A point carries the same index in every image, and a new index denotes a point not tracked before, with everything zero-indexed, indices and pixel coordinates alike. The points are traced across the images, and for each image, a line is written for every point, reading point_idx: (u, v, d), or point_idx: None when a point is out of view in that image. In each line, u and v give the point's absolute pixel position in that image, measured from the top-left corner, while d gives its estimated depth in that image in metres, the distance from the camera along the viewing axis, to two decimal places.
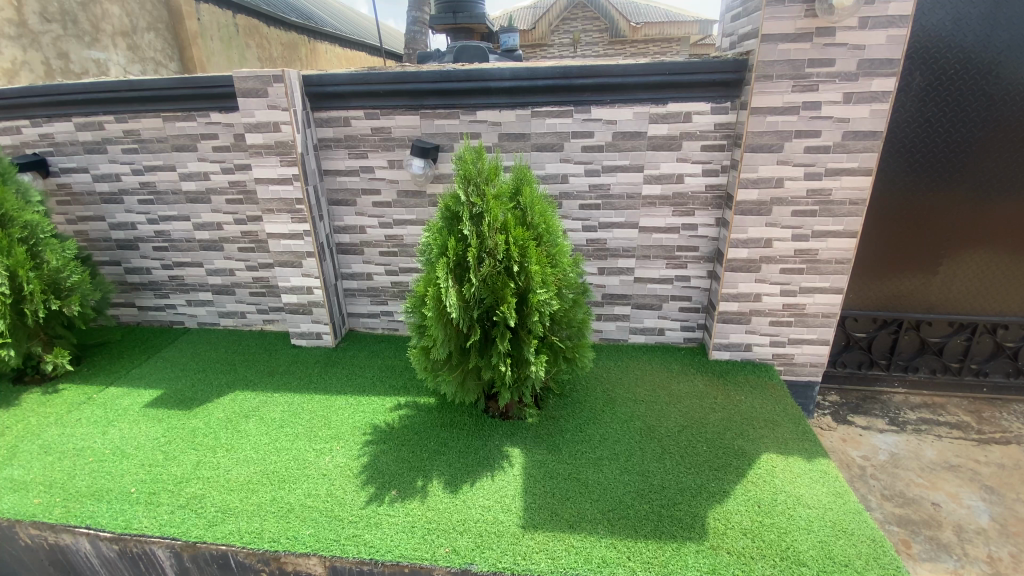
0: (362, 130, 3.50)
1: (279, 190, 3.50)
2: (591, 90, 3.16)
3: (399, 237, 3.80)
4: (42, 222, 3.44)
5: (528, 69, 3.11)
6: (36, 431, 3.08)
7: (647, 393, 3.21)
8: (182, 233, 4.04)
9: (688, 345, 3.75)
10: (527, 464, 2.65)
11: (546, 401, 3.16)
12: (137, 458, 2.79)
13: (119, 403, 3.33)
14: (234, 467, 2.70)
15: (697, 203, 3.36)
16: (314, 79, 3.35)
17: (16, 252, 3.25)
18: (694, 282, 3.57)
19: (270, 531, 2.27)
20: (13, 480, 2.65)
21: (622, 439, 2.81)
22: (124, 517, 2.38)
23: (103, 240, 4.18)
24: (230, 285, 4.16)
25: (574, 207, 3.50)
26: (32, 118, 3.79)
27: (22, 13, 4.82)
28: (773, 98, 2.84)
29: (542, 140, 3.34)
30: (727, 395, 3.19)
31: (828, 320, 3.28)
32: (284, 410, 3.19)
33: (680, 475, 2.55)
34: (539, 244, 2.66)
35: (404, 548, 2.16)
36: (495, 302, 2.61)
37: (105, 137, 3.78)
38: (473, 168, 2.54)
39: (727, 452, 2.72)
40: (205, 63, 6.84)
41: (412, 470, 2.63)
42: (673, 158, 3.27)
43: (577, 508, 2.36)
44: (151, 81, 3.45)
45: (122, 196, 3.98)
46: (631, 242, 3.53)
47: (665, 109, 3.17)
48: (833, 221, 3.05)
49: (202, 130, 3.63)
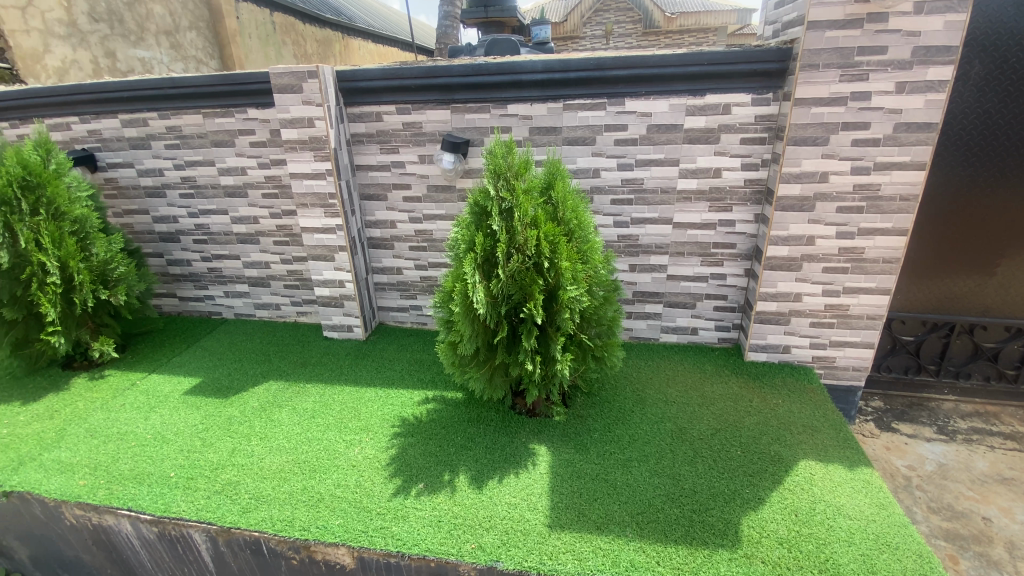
0: (393, 125, 3.52)
1: (312, 184, 3.55)
2: (624, 82, 3.08)
3: (428, 232, 3.81)
4: (91, 216, 3.59)
5: (560, 62, 3.03)
6: (83, 415, 3.23)
7: (678, 394, 3.13)
8: (220, 226, 4.16)
9: (723, 346, 3.63)
10: (554, 463, 2.61)
11: (574, 399, 3.11)
12: (177, 444, 2.89)
13: (161, 389, 3.47)
14: (266, 456, 2.76)
15: (735, 198, 3.24)
16: (347, 75, 3.38)
17: (66, 245, 3.41)
18: (730, 281, 3.45)
19: (301, 520, 2.32)
20: (61, 461, 2.78)
21: (652, 441, 2.74)
22: (163, 501, 2.47)
23: (148, 233, 4.35)
24: (265, 277, 4.26)
25: (606, 202, 3.43)
26: (81, 115, 3.95)
27: (72, 13, 5.01)
28: (819, 88, 2.70)
29: (573, 134, 3.28)
30: (763, 398, 3.08)
31: (873, 322, 3.12)
32: (315, 400, 3.25)
33: (712, 480, 2.47)
34: (570, 240, 2.61)
35: (430, 542, 2.16)
36: (523, 298, 2.58)
37: (149, 133, 3.92)
38: (503, 162, 2.51)
39: (762, 457, 2.62)
40: (244, 60, 7.04)
41: (439, 464, 2.64)
42: (710, 151, 3.16)
43: (605, 509, 2.31)
44: (191, 79, 3.55)
45: (164, 190, 4.12)
46: (664, 239, 3.44)
47: (702, 101, 3.06)
48: (882, 218, 2.89)
49: (240, 126, 3.72)
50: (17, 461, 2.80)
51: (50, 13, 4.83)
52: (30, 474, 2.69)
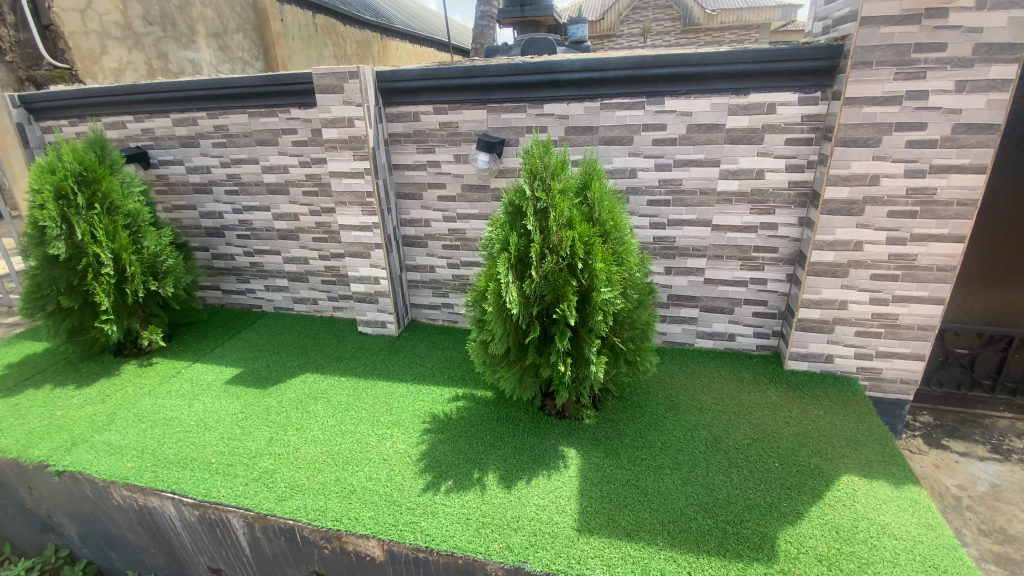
0: (430, 125, 3.56)
1: (350, 183, 3.63)
2: (664, 81, 3.02)
3: (462, 231, 3.83)
4: (143, 211, 3.77)
5: (599, 61, 3.00)
6: (132, 400, 3.39)
7: (713, 402, 3.05)
8: (263, 222, 4.29)
9: (761, 353, 3.52)
10: (584, 467, 2.58)
11: (605, 402, 3.08)
12: (218, 431, 3.00)
13: (204, 378, 3.61)
14: (302, 446, 2.83)
15: (778, 200, 3.13)
16: (386, 76, 3.43)
17: (119, 237, 3.59)
18: (771, 286, 3.34)
19: (333, 510, 2.37)
20: (111, 444, 2.93)
21: (686, 449, 2.68)
22: (204, 486, 2.57)
23: (195, 228, 4.52)
24: (304, 272, 4.38)
25: (642, 203, 3.38)
26: (135, 114, 4.14)
27: (128, 16, 5.25)
28: (872, 86, 2.58)
29: (610, 133, 3.24)
30: (803, 409, 2.97)
31: (924, 332, 2.96)
32: (349, 394, 3.33)
33: (748, 491, 2.40)
34: (605, 241, 2.59)
35: (458, 539, 2.18)
36: (556, 299, 2.56)
37: (198, 132, 4.08)
38: (539, 162, 2.50)
39: (802, 470, 2.53)
40: (286, 61, 7.26)
41: (469, 462, 2.65)
42: (752, 151, 3.07)
43: (636, 515, 2.27)
44: (239, 80, 3.68)
45: (211, 187, 4.28)
46: (702, 242, 3.36)
47: (745, 100, 2.97)
48: (937, 224, 2.73)
49: (283, 125, 3.84)
50: (71, 442, 2.96)
51: (107, 16, 5.10)
52: (82, 455, 2.84)
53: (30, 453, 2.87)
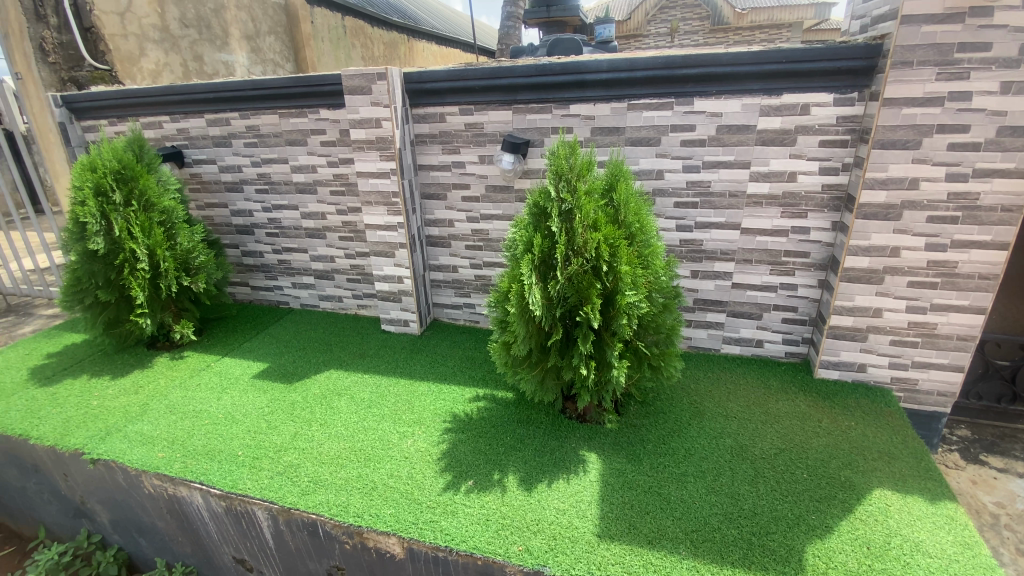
0: (456, 126, 3.57)
1: (376, 183, 3.67)
2: (693, 81, 2.97)
3: (485, 232, 3.84)
4: (177, 208, 3.89)
5: (627, 61, 2.97)
6: (164, 391, 3.50)
7: (739, 410, 2.99)
8: (291, 221, 4.38)
9: (790, 361, 3.43)
10: (605, 472, 2.55)
11: (627, 407, 3.04)
12: (245, 425, 3.07)
13: (232, 372, 3.70)
14: (325, 442, 2.88)
15: (810, 204, 3.05)
16: (414, 77, 3.46)
17: (155, 234, 3.71)
18: (801, 292, 3.25)
19: (355, 506, 2.39)
20: (144, 433, 3.03)
21: (710, 457, 2.63)
22: (231, 477, 2.63)
23: (226, 225, 4.64)
24: (330, 270, 4.45)
25: (668, 205, 3.32)
26: (171, 114, 4.27)
27: (165, 19, 5.42)
28: (912, 87, 2.48)
29: (637, 134, 3.20)
30: (834, 419, 2.88)
31: (964, 343, 2.84)
32: (372, 391, 3.37)
33: (775, 502, 2.33)
34: (631, 244, 2.56)
35: (478, 540, 2.18)
36: (579, 301, 2.54)
37: (230, 132, 4.18)
38: (565, 163, 2.48)
39: (831, 482, 2.45)
40: (316, 63, 7.41)
41: (489, 463, 2.65)
42: (784, 153, 2.99)
43: (658, 523, 2.23)
44: (270, 81, 3.76)
45: (242, 185, 4.39)
46: (730, 245, 3.29)
47: (778, 101, 2.90)
48: (979, 230, 2.62)
49: (313, 125, 3.91)
50: (105, 431, 3.07)
51: (145, 19, 5.24)
52: (116, 444, 2.93)
53: (67, 441, 2.98)
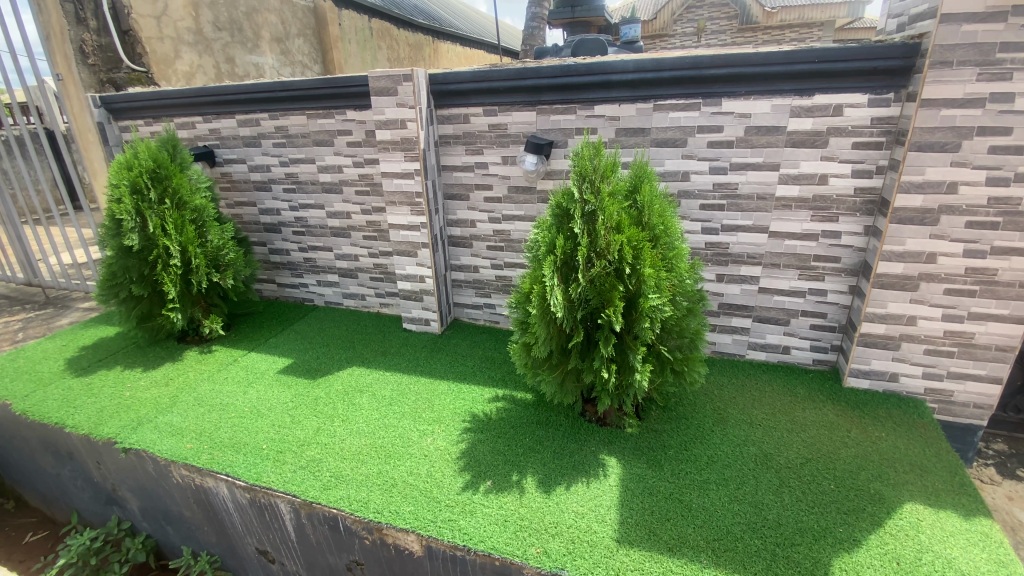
0: (480, 127, 3.59)
1: (400, 183, 3.70)
2: (722, 81, 2.92)
3: (507, 232, 3.84)
4: (208, 206, 4.01)
5: (654, 61, 2.94)
6: (193, 384, 3.60)
7: (764, 418, 2.92)
8: (317, 219, 4.46)
9: (818, 368, 3.35)
10: (625, 477, 2.53)
11: (648, 412, 3.01)
12: (269, 419, 3.14)
13: (258, 367, 3.78)
14: (347, 438, 2.92)
15: (842, 207, 2.97)
16: (439, 78, 3.49)
17: (187, 231, 3.82)
18: (831, 298, 3.16)
19: (375, 503, 2.42)
20: (174, 425, 3.12)
21: (733, 465, 2.58)
22: (255, 470, 2.68)
23: (254, 223, 4.75)
24: (354, 269, 4.52)
25: (694, 208, 3.27)
26: (204, 115, 4.39)
27: (199, 23, 5.58)
28: (951, 88, 2.40)
29: (663, 135, 3.16)
30: (863, 429, 2.80)
31: (1003, 354, 2.73)
32: (393, 388, 3.40)
33: (800, 513, 2.28)
34: (655, 246, 2.53)
35: (496, 541, 2.18)
36: (601, 304, 2.52)
37: (260, 132, 4.28)
38: (589, 164, 2.46)
39: (860, 494, 2.38)
40: (343, 64, 7.54)
41: (508, 464, 2.65)
42: (815, 156, 2.92)
43: (678, 531, 2.20)
44: (299, 82, 3.83)
45: (270, 184, 4.48)
46: (757, 249, 3.22)
47: (810, 101, 2.83)
48: (1022, 236, 2.51)
49: (339, 126, 3.98)
50: (137, 422, 3.17)
51: (181, 23, 5.40)
52: (147, 434, 3.03)
53: (102, 430, 3.09)
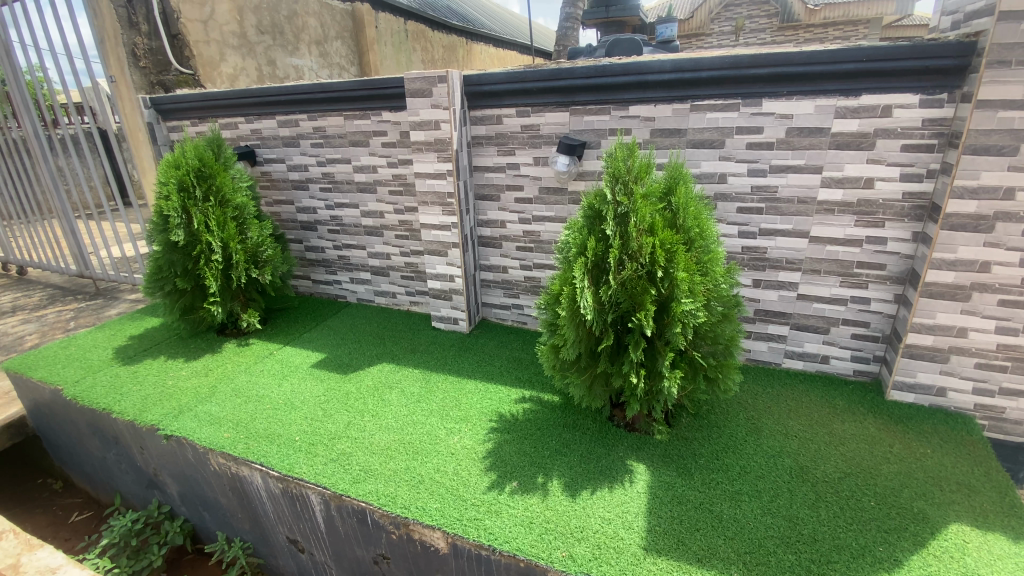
0: (512, 128, 3.60)
1: (433, 183, 3.75)
2: (763, 81, 2.84)
3: (537, 233, 3.84)
4: (249, 204, 4.15)
5: (693, 61, 2.88)
6: (231, 375, 3.73)
7: (800, 429, 2.83)
8: (351, 218, 4.55)
9: (858, 379, 3.22)
10: (653, 484, 2.49)
11: (678, 419, 2.95)
12: (302, 411, 3.22)
13: (292, 360, 3.89)
14: (377, 433, 2.97)
15: (888, 212, 2.85)
16: (473, 79, 3.51)
17: (228, 228, 3.96)
18: (874, 306, 3.04)
19: (402, 498, 2.45)
20: (212, 414, 3.24)
21: (767, 476, 2.51)
22: (288, 461, 2.76)
23: (291, 221, 4.88)
24: (386, 267, 4.60)
25: (731, 211, 3.20)
26: (246, 116, 4.55)
27: (243, 26, 5.79)
28: (1010, 88, 2.27)
29: (699, 136, 3.10)
30: (906, 445, 2.68)
31: None
32: (421, 386, 3.45)
33: (837, 529, 2.19)
34: (689, 249, 2.48)
35: (521, 542, 2.18)
36: (632, 307, 2.49)
37: (299, 133, 4.40)
38: (623, 165, 2.43)
39: (902, 512, 2.28)
40: (379, 66, 7.70)
41: (534, 465, 2.64)
42: (861, 158, 2.82)
43: (708, 542, 2.15)
44: (337, 84, 3.92)
45: (307, 184, 4.61)
46: (797, 254, 3.13)
47: (856, 102, 2.73)
48: None
49: (375, 127, 4.06)
50: (178, 410, 3.30)
51: (226, 26, 5.60)
52: (187, 422, 3.15)
53: (146, 417, 3.23)
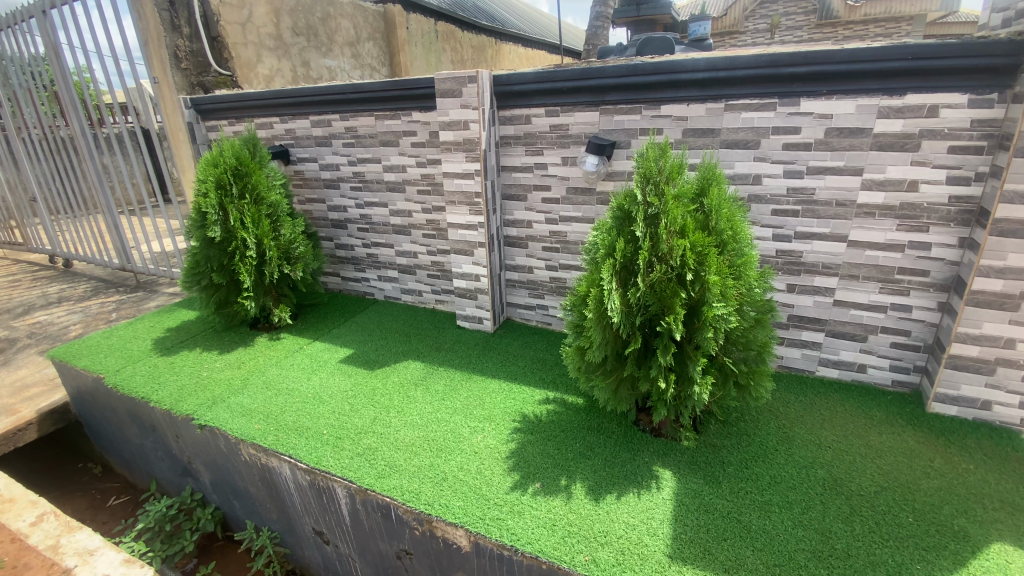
0: (541, 128, 3.59)
1: (461, 183, 3.77)
2: (801, 80, 2.76)
3: (563, 234, 3.82)
4: (282, 202, 4.26)
5: (727, 59, 2.81)
6: (262, 368, 3.84)
7: (834, 441, 2.74)
8: (380, 217, 4.62)
9: (897, 390, 3.11)
10: (679, 491, 2.45)
11: (706, 425, 2.89)
12: (330, 405, 3.29)
13: (321, 355, 3.98)
14: (402, 429, 3.01)
15: (933, 217, 2.73)
16: (503, 79, 3.52)
17: (262, 225, 4.07)
18: (916, 315, 2.92)
19: (426, 495, 2.48)
20: (244, 405, 3.33)
21: (799, 488, 2.44)
22: (316, 454, 2.82)
23: (322, 219, 4.99)
24: (413, 265, 4.65)
25: (765, 213, 3.12)
26: (281, 116, 4.66)
27: (279, 28, 5.94)
28: None
29: (733, 136, 3.03)
30: (948, 460, 2.56)
31: None
32: (446, 383, 3.48)
33: (872, 545, 2.11)
34: (721, 252, 2.43)
35: (544, 544, 2.17)
36: (661, 310, 2.45)
37: (331, 132, 4.49)
38: (654, 165, 2.40)
39: (941, 530, 2.18)
40: (409, 66, 7.79)
41: (557, 467, 2.63)
42: (905, 160, 2.71)
43: (736, 552, 2.10)
44: (369, 85, 3.99)
45: (338, 183, 4.69)
46: (834, 258, 3.03)
47: (900, 102, 2.62)
48: None
49: (405, 127, 4.11)
50: (212, 400, 3.41)
51: (263, 29, 5.76)
52: (220, 413, 3.25)
53: (181, 406, 3.35)
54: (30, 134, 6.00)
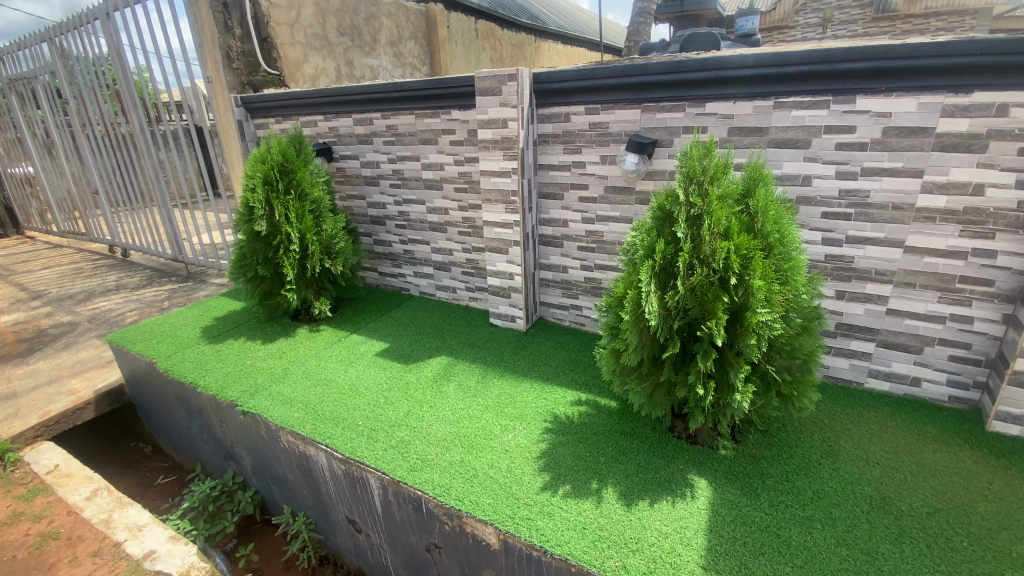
0: (580, 125, 3.55)
1: (498, 182, 3.78)
2: (857, 77, 2.62)
3: (599, 234, 3.78)
4: (325, 198, 4.38)
5: (778, 55, 2.70)
6: (302, 358, 3.96)
7: (884, 457, 2.60)
8: (417, 214, 4.69)
9: (954, 407, 2.93)
10: (715, 501, 2.38)
11: (745, 435, 2.80)
12: (366, 397, 3.36)
13: (358, 348, 4.08)
14: (434, 424, 3.05)
15: (999, 223, 2.55)
16: (542, 77, 3.50)
17: (306, 220, 4.21)
18: (977, 327, 2.75)
19: (456, 490, 2.50)
20: (285, 394, 3.45)
21: (843, 504, 2.33)
22: (351, 444, 2.89)
23: (362, 215, 5.10)
24: (448, 262, 4.70)
25: (814, 215, 3.00)
26: (325, 114, 4.79)
27: (325, 29, 6.09)
28: None
29: (782, 135, 2.92)
30: (1010, 483, 2.39)
31: None
32: (478, 381, 3.50)
33: (922, 570, 2.00)
34: (767, 256, 2.35)
35: (574, 547, 2.15)
36: (701, 314, 2.39)
37: (373, 130, 4.58)
38: (698, 165, 2.33)
39: (1000, 556, 2.04)
40: (448, 65, 7.87)
41: (588, 470, 2.61)
42: (970, 162, 2.54)
43: (774, 567, 2.03)
44: (410, 83, 4.04)
45: (378, 180, 4.79)
46: (888, 264, 2.88)
47: (967, 100, 2.46)
48: None
49: (444, 125, 4.15)
50: (254, 388, 3.54)
51: (310, 29, 5.92)
52: (262, 400, 3.38)
53: (227, 392, 3.50)
54: (94, 131, 6.38)
